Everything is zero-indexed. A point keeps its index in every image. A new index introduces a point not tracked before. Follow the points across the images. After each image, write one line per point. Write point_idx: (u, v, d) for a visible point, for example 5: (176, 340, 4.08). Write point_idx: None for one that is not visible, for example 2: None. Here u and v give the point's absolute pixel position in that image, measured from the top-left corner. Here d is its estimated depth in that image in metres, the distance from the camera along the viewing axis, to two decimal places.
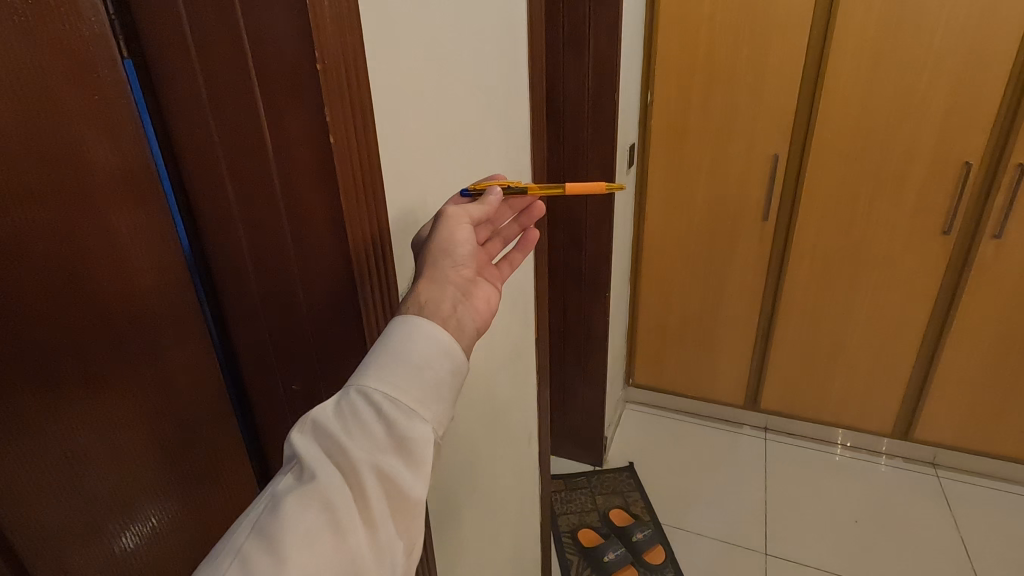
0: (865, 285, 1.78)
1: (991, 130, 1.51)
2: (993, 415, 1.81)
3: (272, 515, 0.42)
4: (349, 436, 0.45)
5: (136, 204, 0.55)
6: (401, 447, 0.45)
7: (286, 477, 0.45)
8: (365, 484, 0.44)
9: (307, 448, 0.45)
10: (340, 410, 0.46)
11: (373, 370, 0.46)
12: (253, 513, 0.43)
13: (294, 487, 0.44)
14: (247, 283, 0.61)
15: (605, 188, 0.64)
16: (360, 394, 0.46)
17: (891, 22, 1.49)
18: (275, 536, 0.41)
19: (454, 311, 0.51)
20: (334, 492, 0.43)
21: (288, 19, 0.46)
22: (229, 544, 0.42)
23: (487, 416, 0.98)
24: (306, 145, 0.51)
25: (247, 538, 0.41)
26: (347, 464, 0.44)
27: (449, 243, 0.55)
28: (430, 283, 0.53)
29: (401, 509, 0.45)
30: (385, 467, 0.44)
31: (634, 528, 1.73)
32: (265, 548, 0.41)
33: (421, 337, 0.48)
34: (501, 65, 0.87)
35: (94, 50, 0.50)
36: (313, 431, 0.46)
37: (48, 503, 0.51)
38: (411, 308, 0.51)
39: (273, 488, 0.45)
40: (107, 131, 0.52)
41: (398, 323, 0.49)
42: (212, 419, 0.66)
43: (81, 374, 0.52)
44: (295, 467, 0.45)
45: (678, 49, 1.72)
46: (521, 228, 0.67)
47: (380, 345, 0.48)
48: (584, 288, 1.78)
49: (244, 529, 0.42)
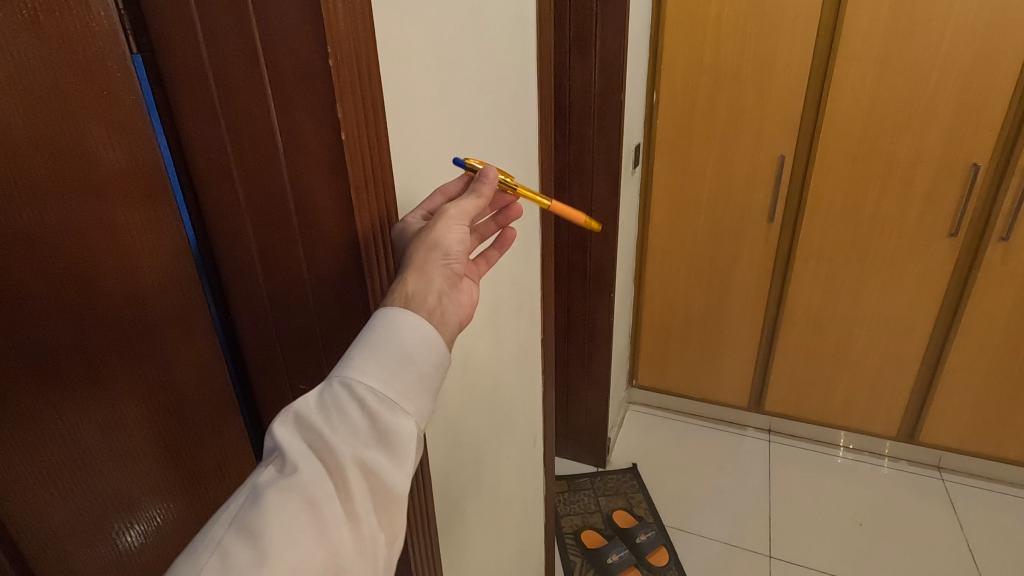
0: (871, 286, 1.78)
1: (1000, 132, 1.50)
2: (1000, 419, 1.80)
3: (254, 509, 0.40)
4: (332, 428, 0.44)
5: (143, 201, 0.54)
6: (384, 441, 0.44)
7: (267, 469, 0.43)
8: (348, 477, 0.43)
9: (290, 441, 0.43)
10: (322, 402, 0.45)
11: (356, 362, 0.45)
12: (232, 506, 0.41)
13: (275, 480, 0.42)
14: (256, 281, 0.60)
15: (584, 220, 0.67)
16: (343, 386, 0.44)
17: (899, 22, 1.48)
18: (257, 530, 0.39)
19: (439, 303, 0.50)
20: (317, 486, 0.41)
21: (302, 14, 0.46)
22: (207, 538, 0.39)
23: (493, 417, 0.98)
24: (318, 142, 0.50)
25: (227, 532, 0.39)
26: (331, 457, 0.43)
27: (443, 239, 0.53)
28: (418, 275, 0.51)
29: (384, 502, 0.44)
30: (369, 460, 0.43)
31: (638, 530, 1.72)
32: (246, 543, 0.39)
33: (407, 329, 0.47)
34: (511, 62, 0.86)
35: (103, 45, 0.49)
36: (294, 422, 0.44)
37: (52, 501, 0.50)
38: (396, 299, 0.49)
39: (253, 479, 0.43)
40: (115, 127, 0.51)
41: (383, 315, 0.48)
42: (214, 418, 0.65)
43: (87, 372, 0.51)
44: (276, 460, 0.43)
45: (685, 48, 1.71)
46: (498, 226, 0.65)
47: (363, 337, 0.47)
48: (589, 288, 1.77)
49: (222, 522, 0.40)
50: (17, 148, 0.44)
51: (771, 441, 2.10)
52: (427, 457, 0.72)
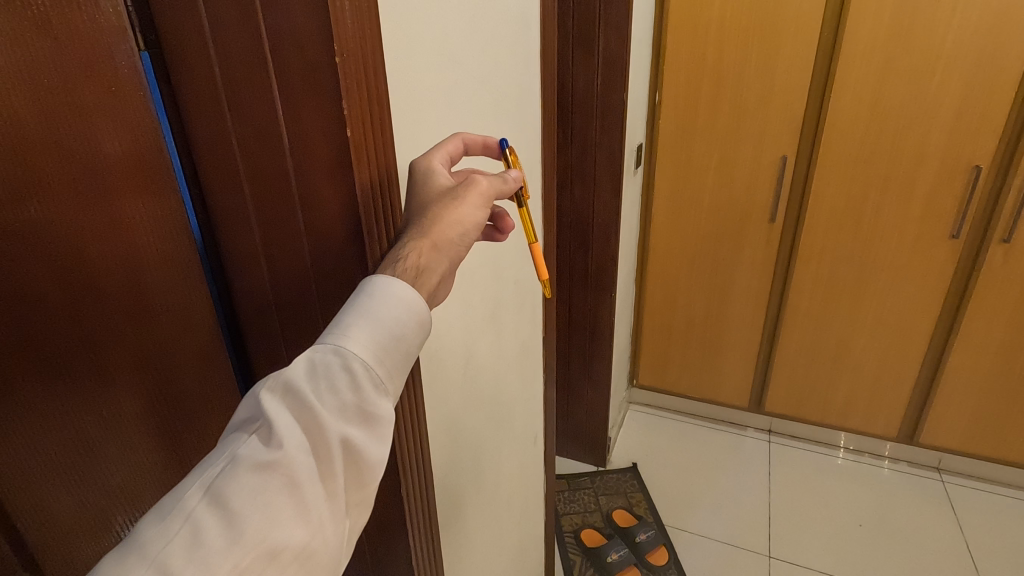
0: (872, 287, 1.78)
1: (1001, 135, 1.50)
2: (1000, 421, 1.80)
3: (230, 483, 0.39)
4: (321, 402, 0.43)
5: (148, 193, 0.55)
6: (367, 420, 0.44)
7: (249, 437, 0.42)
8: (331, 456, 0.43)
9: (276, 411, 0.42)
10: (312, 370, 0.44)
11: (350, 333, 0.44)
12: (207, 473, 0.40)
13: (257, 453, 0.41)
14: (260, 275, 0.60)
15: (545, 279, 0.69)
16: (338, 357, 0.44)
17: (903, 23, 1.48)
18: (232, 506, 0.39)
19: (437, 286, 0.52)
20: (299, 464, 0.41)
21: (308, 12, 0.46)
22: (177, 506, 0.38)
23: (494, 414, 0.98)
24: (323, 137, 0.50)
25: (201, 503, 0.38)
26: (316, 433, 0.43)
27: (461, 217, 0.53)
28: (433, 251, 0.51)
29: (359, 481, 0.44)
30: (352, 439, 0.43)
31: (637, 529, 1.73)
32: (221, 518, 0.38)
33: (403, 306, 0.47)
34: (515, 61, 0.86)
35: (111, 41, 0.49)
36: (282, 390, 0.43)
37: (50, 490, 0.50)
38: (406, 270, 0.49)
39: (232, 448, 0.41)
40: (121, 120, 0.51)
41: (381, 284, 0.47)
42: (213, 407, 0.65)
43: (91, 364, 0.52)
44: (258, 429, 0.42)
45: (687, 48, 1.71)
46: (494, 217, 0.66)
47: (356, 307, 0.46)
48: (590, 287, 1.78)
49: (196, 491, 0.39)
50: (16, 142, 0.45)
51: (771, 442, 2.10)
52: (428, 453, 0.72)
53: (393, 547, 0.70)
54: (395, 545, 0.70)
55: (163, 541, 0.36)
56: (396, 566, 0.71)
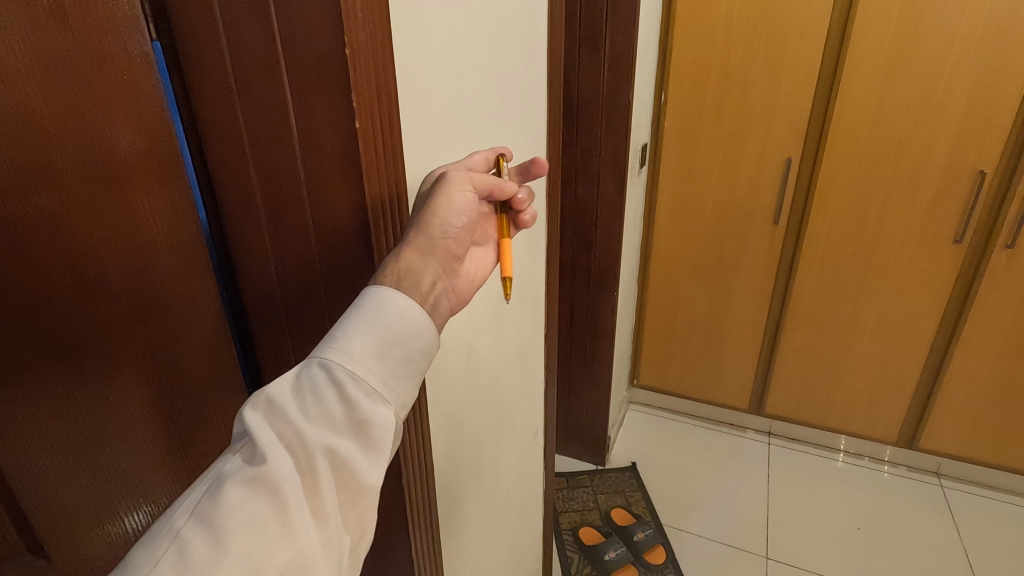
0: (875, 290, 1.78)
1: (1007, 141, 1.50)
2: (1001, 426, 1.79)
3: (219, 500, 0.40)
4: (307, 416, 0.44)
5: (159, 184, 0.55)
6: (359, 430, 0.44)
7: (234, 456, 0.42)
8: (318, 469, 0.43)
9: (260, 426, 0.43)
10: (298, 385, 0.45)
11: (341, 343, 0.45)
12: (195, 493, 0.41)
13: (241, 470, 0.41)
14: (267, 271, 0.61)
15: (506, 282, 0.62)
16: (323, 370, 0.44)
17: (910, 25, 1.48)
18: (219, 523, 0.39)
19: (431, 288, 0.51)
20: (284, 478, 0.41)
21: (321, 9, 0.47)
22: (166, 527, 0.39)
23: (495, 409, 0.98)
24: (332, 130, 0.51)
25: (188, 521, 0.39)
26: (301, 448, 0.43)
27: (442, 213, 0.54)
28: (417, 253, 0.52)
29: (353, 494, 0.44)
30: (341, 450, 0.43)
31: (635, 527, 1.73)
32: (208, 536, 0.38)
33: (396, 312, 0.47)
34: (522, 59, 0.87)
35: (124, 32, 0.50)
36: (265, 407, 0.44)
37: (56, 480, 0.52)
38: (388, 277, 0.50)
39: (219, 466, 0.42)
40: (135, 113, 0.52)
41: (374, 295, 0.47)
42: (218, 401, 0.65)
43: (98, 354, 0.53)
44: (244, 447, 0.43)
45: (693, 49, 1.72)
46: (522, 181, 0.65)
47: (350, 315, 0.47)
48: (593, 285, 1.78)
49: (185, 510, 0.40)
50: (22, 137, 0.45)
51: (770, 443, 2.10)
52: (429, 448, 0.73)
53: (392, 544, 0.71)
54: (394, 536, 0.70)
55: (152, 561, 0.37)
56: (396, 560, 0.72)
